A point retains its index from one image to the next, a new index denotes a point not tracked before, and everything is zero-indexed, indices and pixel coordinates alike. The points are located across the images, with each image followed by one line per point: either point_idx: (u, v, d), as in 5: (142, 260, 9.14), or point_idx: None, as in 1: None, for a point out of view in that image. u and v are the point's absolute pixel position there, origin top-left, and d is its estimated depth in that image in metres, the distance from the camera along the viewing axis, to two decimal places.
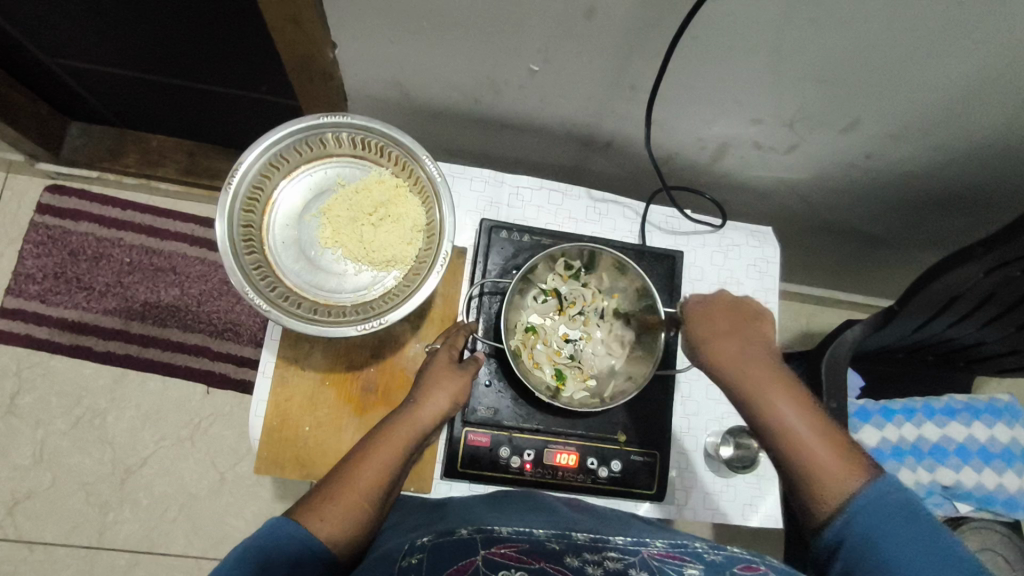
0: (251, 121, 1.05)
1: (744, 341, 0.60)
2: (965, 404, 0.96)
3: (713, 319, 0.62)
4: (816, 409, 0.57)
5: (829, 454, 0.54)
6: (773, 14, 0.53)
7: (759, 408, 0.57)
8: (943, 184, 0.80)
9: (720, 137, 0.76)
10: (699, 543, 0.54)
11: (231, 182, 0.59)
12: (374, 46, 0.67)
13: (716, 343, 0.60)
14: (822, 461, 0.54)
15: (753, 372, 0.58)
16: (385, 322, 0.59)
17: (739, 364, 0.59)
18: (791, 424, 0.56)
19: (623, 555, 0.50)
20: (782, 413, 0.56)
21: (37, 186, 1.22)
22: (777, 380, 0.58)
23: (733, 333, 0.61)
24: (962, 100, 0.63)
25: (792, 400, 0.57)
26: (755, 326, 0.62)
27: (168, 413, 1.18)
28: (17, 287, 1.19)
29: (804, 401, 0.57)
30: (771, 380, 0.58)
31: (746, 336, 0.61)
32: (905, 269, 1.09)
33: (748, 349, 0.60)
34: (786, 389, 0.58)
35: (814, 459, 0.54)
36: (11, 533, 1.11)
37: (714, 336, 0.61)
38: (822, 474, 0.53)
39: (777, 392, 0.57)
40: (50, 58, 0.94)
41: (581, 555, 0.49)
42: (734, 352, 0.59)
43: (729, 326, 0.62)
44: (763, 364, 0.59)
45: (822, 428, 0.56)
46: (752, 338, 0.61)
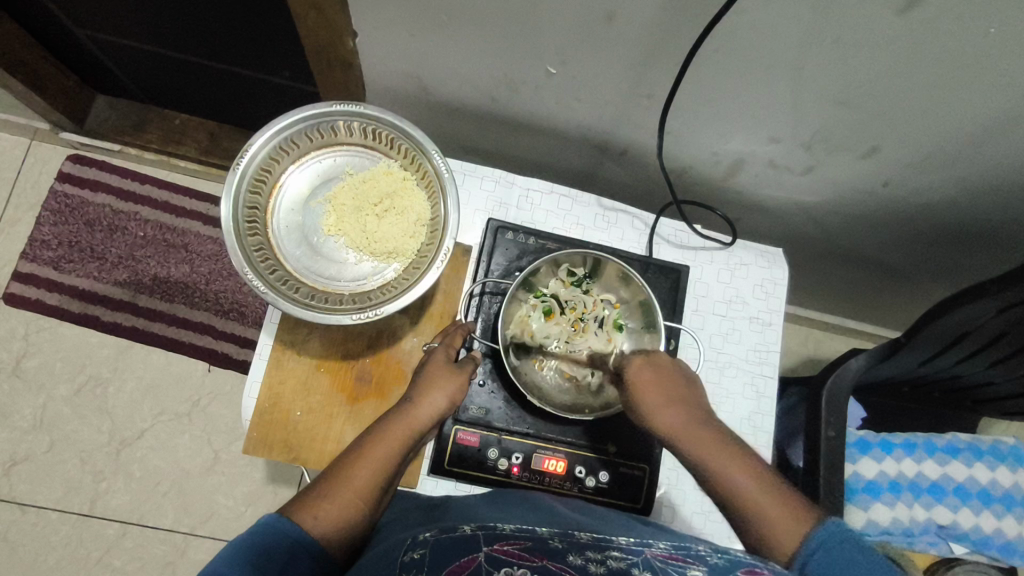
0: (272, 105, 1.06)
1: (682, 403, 0.62)
2: (968, 443, 0.95)
3: (646, 381, 0.63)
4: (754, 465, 0.58)
5: (770, 508, 0.54)
6: (796, 32, 0.53)
7: (709, 472, 0.58)
8: (961, 219, 0.79)
9: (737, 154, 0.75)
10: (703, 547, 0.54)
11: (239, 162, 0.59)
12: (394, 38, 0.67)
13: (657, 408, 0.62)
14: (768, 517, 0.54)
15: (695, 434, 0.60)
16: (380, 313, 0.59)
17: (682, 427, 0.61)
18: (736, 482, 0.57)
19: (625, 554, 0.49)
20: (726, 474, 0.57)
21: (60, 154, 1.24)
22: (718, 443, 0.59)
23: (673, 393, 0.63)
24: (985, 134, 0.62)
25: (731, 460, 0.58)
26: (688, 386, 0.64)
27: (168, 388, 1.19)
28: (32, 252, 1.20)
29: (742, 458, 0.58)
30: (712, 442, 0.59)
31: (681, 396, 0.63)
32: (917, 302, 1.07)
33: (688, 412, 0.61)
34: (729, 450, 0.59)
35: (761, 515, 0.54)
36: (7, 493, 1.13)
37: (657, 398, 0.62)
38: (771, 529, 0.53)
39: (718, 452, 0.58)
40: (82, 29, 0.96)
41: (584, 554, 0.48)
42: (673, 415, 0.61)
43: (674, 385, 0.63)
44: (702, 428, 0.60)
45: (763, 484, 0.56)
46: (688, 399, 0.63)
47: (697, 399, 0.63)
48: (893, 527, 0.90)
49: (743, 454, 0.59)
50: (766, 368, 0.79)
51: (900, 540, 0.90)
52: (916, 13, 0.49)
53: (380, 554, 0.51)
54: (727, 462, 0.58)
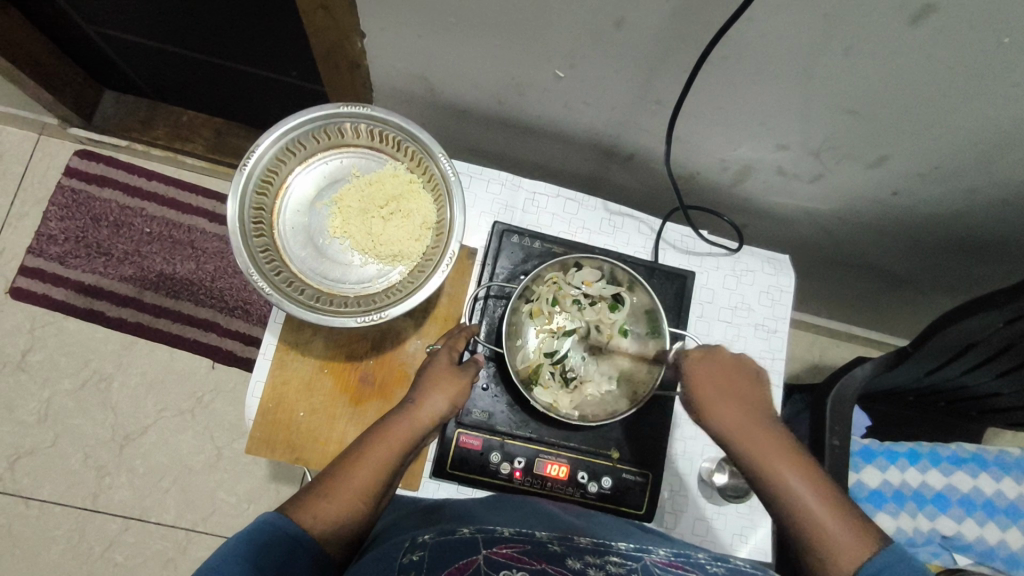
0: (279, 103, 1.06)
1: (745, 406, 0.62)
2: (972, 453, 0.94)
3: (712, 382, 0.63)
4: (818, 473, 0.58)
5: (834, 523, 0.55)
6: (808, 39, 0.52)
7: (770, 479, 0.58)
8: (969, 229, 0.78)
9: (745, 160, 0.75)
10: (701, 554, 0.55)
11: (246, 163, 0.59)
12: (402, 40, 0.67)
13: (720, 410, 0.62)
14: (829, 531, 0.55)
15: (759, 439, 0.60)
16: (385, 317, 0.59)
17: (747, 432, 0.60)
18: (799, 492, 0.57)
19: (625, 560, 0.50)
20: (790, 483, 0.57)
21: (67, 149, 1.25)
22: (785, 450, 0.59)
23: (739, 398, 0.62)
24: (996, 145, 0.62)
25: (796, 468, 0.58)
26: (753, 389, 0.63)
27: (172, 384, 1.19)
28: (38, 247, 1.21)
29: (808, 466, 0.58)
30: (776, 450, 0.59)
31: (745, 397, 0.63)
32: (924, 311, 1.06)
33: (752, 416, 0.61)
34: (795, 458, 0.59)
35: (820, 528, 0.55)
36: (11, 487, 1.13)
37: (721, 399, 0.62)
38: (832, 543, 0.54)
39: (783, 461, 0.58)
40: (91, 25, 0.96)
41: (583, 558, 0.48)
42: (739, 419, 0.61)
43: (733, 385, 0.63)
44: (768, 434, 0.60)
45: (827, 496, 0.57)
46: (754, 404, 0.62)
47: (765, 404, 0.63)
48: (896, 536, 0.90)
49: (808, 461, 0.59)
50: (770, 376, 0.79)
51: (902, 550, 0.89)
52: (929, 22, 0.48)
53: (380, 555, 0.51)
54: (791, 471, 0.58)
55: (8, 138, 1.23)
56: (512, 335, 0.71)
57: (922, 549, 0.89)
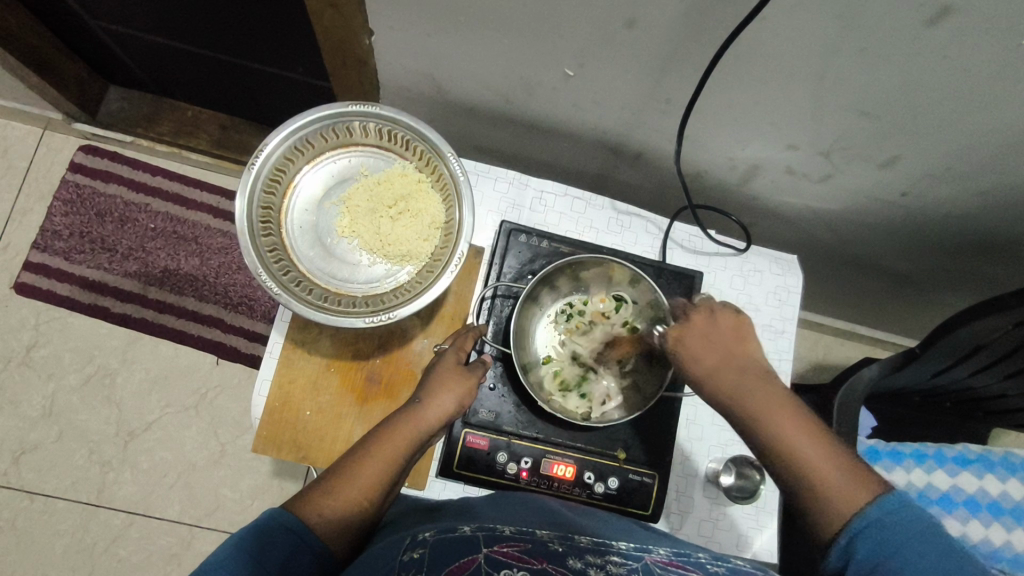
0: (284, 100, 1.06)
1: (735, 361, 0.61)
2: (979, 454, 0.94)
3: (696, 338, 0.63)
4: (814, 421, 0.57)
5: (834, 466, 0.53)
6: (823, 40, 0.52)
7: (761, 425, 0.57)
8: (978, 230, 0.78)
9: (754, 160, 0.74)
10: (701, 554, 0.55)
11: (254, 162, 0.59)
12: (411, 38, 0.67)
13: (710, 366, 0.61)
14: (827, 473, 0.53)
15: (747, 387, 0.59)
16: (394, 317, 0.59)
17: (735, 382, 0.60)
18: (791, 437, 0.56)
19: (626, 560, 0.49)
20: (781, 427, 0.56)
21: (72, 145, 1.24)
22: (777, 399, 0.58)
23: (724, 351, 0.62)
24: (1008, 147, 0.61)
25: (790, 418, 0.57)
26: (741, 346, 0.62)
27: (176, 380, 1.19)
28: (43, 242, 1.21)
29: (800, 414, 0.58)
30: (767, 399, 0.58)
31: (732, 351, 0.62)
32: (931, 311, 1.06)
33: (741, 368, 0.61)
34: (786, 405, 0.58)
35: (818, 471, 0.53)
36: (15, 481, 1.13)
37: (707, 355, 0.62)
38: (826, 487, 0.52)
39: (773, 408, 0.57)
40: (95, 20, 0.96)
41: (583, 558, 0.48)
42: (729, 373, 0.60)
43: (721, 338, 0.62)
44: (760, 384, 0.59)
45: (826, 444, 0.55)
46: (745, 359, 0.61)
47: (753, 357, 0.62)
48: None
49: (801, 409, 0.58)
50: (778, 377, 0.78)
51: None
52: (946, 23, 0.47)
53: (378, 553, 0.50)
54: (783, 417, 0.57)
55: (12, 132, 1.23)
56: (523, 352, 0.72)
57: None
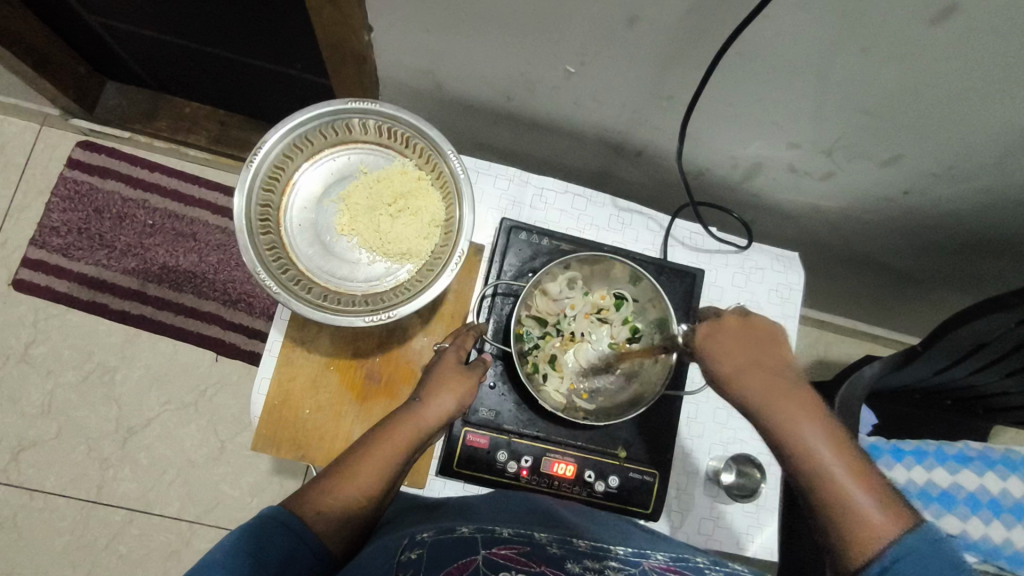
0: (283, 96, 1.05)
1: (770, 372, 0.56)
2: (979, 452, 0.94)
3: (731, 346, 0.58)
4: (849, 444, 0.54)
5: (864, 492, 0.51)
6: (825, 37, 0.51)
7: (795, 443, 0.54)
8: (980, 228, 0.77)
9: (755, 158, 0.74)
10: (700, 559, 0.55)
11: (253, 160, 0.59)
12: (409, 34, 0.66)
13: (743, 375, 0.56)
14: (857, 501, 0.51)
15: (781, 399, 0.55)
16: (393, 316, 0.58)
17: (769, 393, 0.55)
18: (823, 459, 0.53)
19: (624, 565, 0.49)
20: (815, 449, 0.53)
21: (69, 141, 1.24)
22: (811, 415, 0.54)
23: (758, 359, 0.57)
24: (1012, 145, 0.61)
25: (826, 439, 0.53)
26: (774, 352, 0.57)
27: (176, 376, 1.19)
28: (41, 239, 1.20)
29: (837, 437, 0.54)
30: (803, 416, 0.54)
31: (768, 362, 0.57)
32: (932, 308, 1.06)
33: (775, 377, 0.56)
34: (823, 425, 0.54)
35: (849, 500, 0.51)
36: (14, 479, 1.13)
37: (740, 363, 0.56)
38: (858, 521, 0.50)
39: (809, 425, 0.54)
40: (92, 16, 0.95)
41: (581, 562, 0.48)
42: (763, 383, 0.56)
43: (755, 346, 0.57)
44: (793, 395, 0.55)
45: (860, 469, 0.52)
46: (779, 367, 0.57)
47: (788, 364, 0.57)
48: None
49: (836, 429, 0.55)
50: None
51: None
52: (950, 21, 0.47)
53: (375, 552, 0.50)
54: (819, 438, 0.53)
55: (9, 128, 1.22)
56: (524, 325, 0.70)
57: None
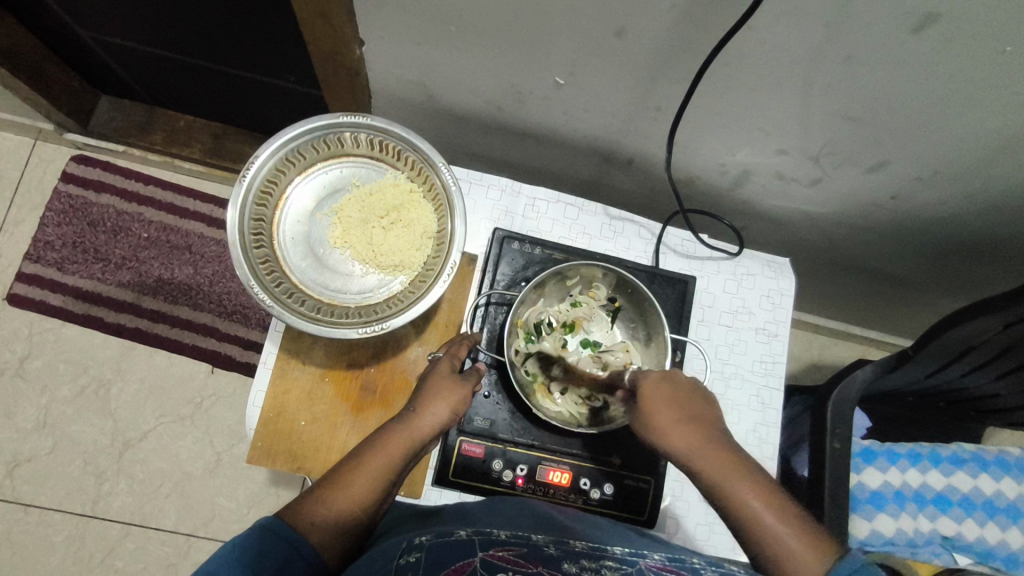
0: (276, 109, 1.06)
1: (697, 430, 0.60)
2: (972, 453, 0.94)
3: (659, 405, 0.61)
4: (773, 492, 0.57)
5: (787, 529, 0.54)
6: (809, 46, 0.52)
7: (726, 496, 0.57)
8: (967, 232, 0.78)
9: (745, 164, 0.74)
10: (696, 559, 0.56)
11: (245, 175, 0.59)
12: (399, 47, 0.67)
13: (675, 434, 0.59)
14: (779, 537, 0.54)
15: (704, 451, 0.58)
16: (386, 327, 0.59)
17: (698, 450, 0.59)
18: (751, 505, 0.56)
19: (621, 564, 0.50)
20: (744, 497, 0.56)
21: (64, 155, 1.24)
22: (735, 467, 0.58)
23: (687, 417, 0.60)
24: (994, 152, 0.62)
25: (754, 489, 0.56)
26: (702, 410, 0.61)
27: (171, 389, 1.19)
28: (36, 253, 1.20)
29: (758, 482, 0.57)
30: (732, 473, 0.57)
31: (696, 420, 0.60)
32: (923, 311, 1.07)
33: (705, 434, 0.59)
34: (746, 474, 0.58)
35: (777, 541, 0.54)
36: (9, 494, 1.13)
37: (672, 420, 0.60)
38: (789, 558, 0.53)
39: (734, 477, 0.57)
40: (86, 31, 0.96)
41: (578, 562, 0.48)
42: (687, 435, 0.59)
43: (686, 402, 0.61)
44: (721, 452, 0.59)
45: (780, 510, 0.55)
46: (705, 421, 0.60)
47: (711, 419, 0.61)
48: (898, 537, 0.89)
49: (761, 481, 0.57)
50: (772, 380, 0.79)
51: (904, 551, 0.89)
52: (929, 31, 0.48)
53: (376, 557, 0.50)
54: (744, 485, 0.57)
55: (3, 143, 1.23)
56: (568, 276, 0.72)
57: (922, 550, 0.89)
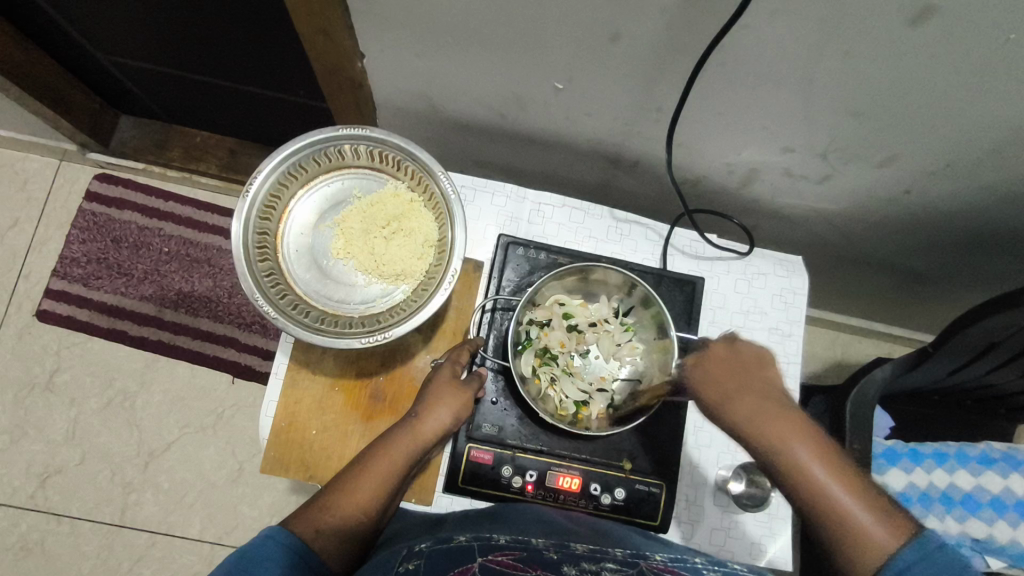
0: (288, 122, 1.07)
1: (757, 395, 0.58)
2: (1003, 453, 0.91)
3: (718, 378, 0.61)
4: (839, 460, 0.55)
5: (857, 503, 0.52)
6: (807, 42, 0.51)
7: (787, 463, 0.55)
8: (986, 224, 0.76)
9: (752, 163, 0.73)
10: (698, 559, 0.55)
11: (248, 191, 0.60)
12: (400, 59, 0.68)
13: (734, 400, 0.59)
14: (848, 507, 0.52)
15: (772, 415, 0.57)
16: (388, 337, 0.59)
17: (756, 415, 0.57)
18: (811, 465, 0.54)
19: (622, 566, 0.49)
20: (802, 458, 0.55)
21: (88, 174, 1.28)
22: (798, 427, 0.56)
23: (747, 385, 0.59)
24: (1009, 141, 0.60)
25: (814, 453, 0.55)
26: (763, 377, 0.60)
27: (194, 400, 1.21)
28: (63, 270, 1.24)
29: (826, 449, 0.56)
30: (794, 436, 0.56)
31: (753, 387, 0.59)
32: (946, 307, 1.04)
33: (766, 398, 0.58)
34: (803, 432, 0.56)
35: (840, 505, 0.52)
36: (42, 504, 1.16)
37: (729, 390, 0.59)
38: (856, 526, 0.51)
39: (794, 438, 0.56)
40: (103, 54, 0.99)
41: (579, 565, 0.47)
42: (752, 404, 0.58)
43: (743, 370, 0.61)
44: (783, 411, 0.57)
45: (846, 475, 0.54)
46: (759, 385, 0.60)
47: (773, 388, 0.60)
48: None
49: (825, 445, 0.56)
50: (787, 381, 0.77)
51: None
52: (928, 23, 0.47)
53: (377, 564, 0.51)
54: (800, 444, 0.55)
55: (31, 165, 1.27)
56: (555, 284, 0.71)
57: None
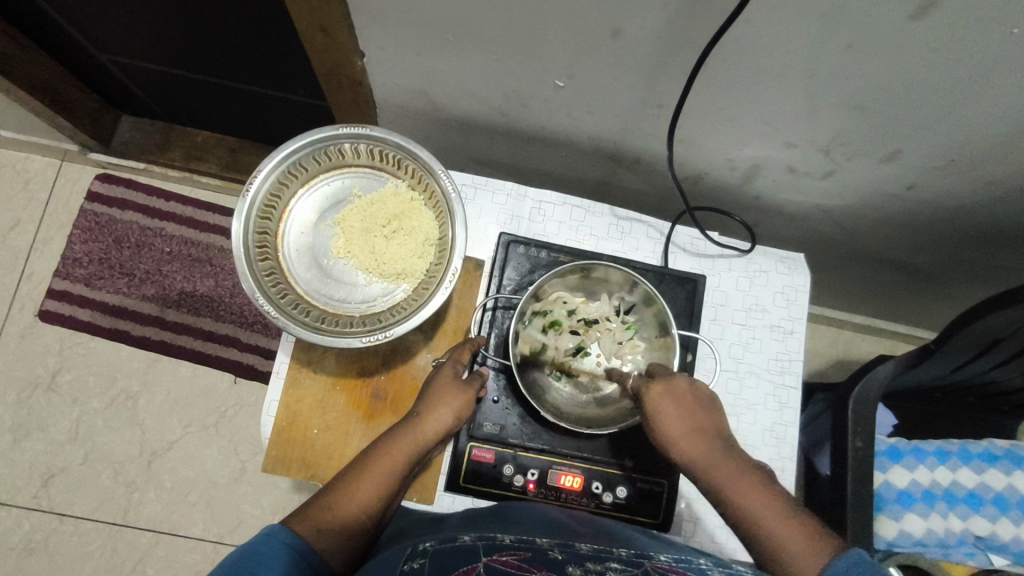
0: (288, 120, 1.07)
1: (706, 437, 0.59)
2: (1006, 450, 0.91)
3: (667, 416, 0.60)
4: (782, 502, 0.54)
5: (796, 545, 0.51)
6: (808, 38, 0.51)
7: (733, 506, 0.55)
8: (989, 220, 0.76)
9: (753, 160, 0.73)
10: (703, 560, 0.55)
11: (248, 190, 0.60)
12: (400, 57, 0.67)
13: (682, 442, 0.59)
14: (788, 550, 0.51)
15: (716, 460, 0.57)
16: (389, 335, 0.59)
17: (708, 456, 0.58)
18: (750, 509, 0.54)
19: (626, 566, 0.49)
20: (747, 500, 0.55)
21: (89, 174, 1.28)
22: (743, 469, 0.57)
23: (697, 426, 0.59)
24: (1012, 136, 0.60)
25: (757, 498, 0.55)
26: (712, 418, 0.60)
27: (196, 399, 1.21)
28: (65, 270, 1.24)
29: (768, 493, 0.55)
30: (735, 482, 0.56)
31: (702, 429, 0.59)
32: (950, 303, 1.04)
33: (711, 442, 0.58)
34: (747, 477, 0.56)
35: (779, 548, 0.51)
36: (45, 504, 1.17)
37: (677, 430, 0.59)
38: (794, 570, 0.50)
39: (737, 484, 0.56)
40: (104, 54, 0.99)
41: (583, 565, 0.47)
42: (695, 447, 0.58)
43: (695, 408, 0.60)
44: (727, 457, 0.57)
45: (789, 518, 0.53)
46: (707, 426, 0.60)
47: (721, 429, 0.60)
48: (927, 537, 0.86)
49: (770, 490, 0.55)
50: (789, 379, 0.77)
51: (936, 551, 0.86)
52: (930, 17, 0.47)
53: (380, 564, 0.51)
54: (745, 488, 0.55)
55: (32, 165, 1.27)
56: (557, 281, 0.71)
57: (954, 550, 0.86)
